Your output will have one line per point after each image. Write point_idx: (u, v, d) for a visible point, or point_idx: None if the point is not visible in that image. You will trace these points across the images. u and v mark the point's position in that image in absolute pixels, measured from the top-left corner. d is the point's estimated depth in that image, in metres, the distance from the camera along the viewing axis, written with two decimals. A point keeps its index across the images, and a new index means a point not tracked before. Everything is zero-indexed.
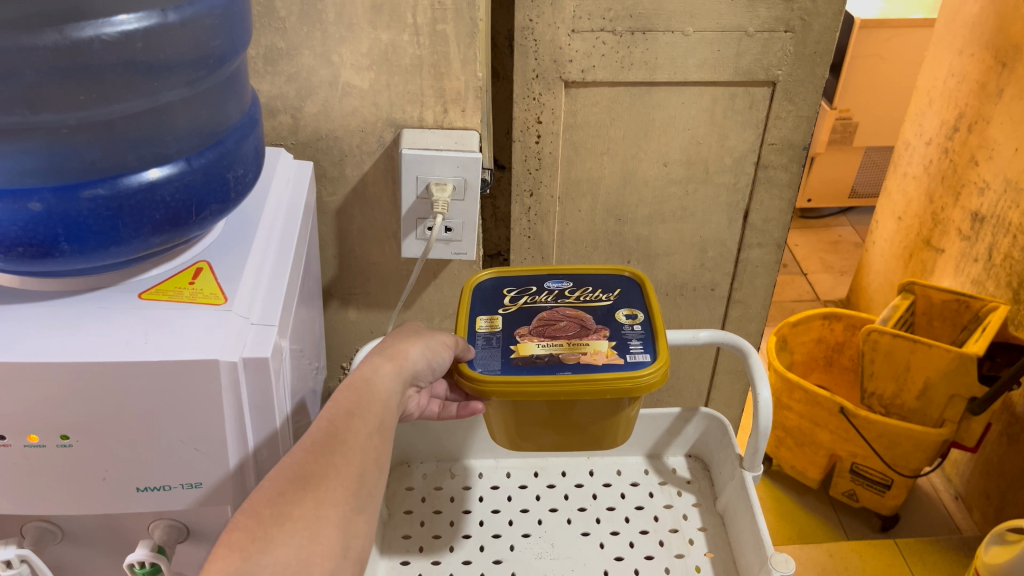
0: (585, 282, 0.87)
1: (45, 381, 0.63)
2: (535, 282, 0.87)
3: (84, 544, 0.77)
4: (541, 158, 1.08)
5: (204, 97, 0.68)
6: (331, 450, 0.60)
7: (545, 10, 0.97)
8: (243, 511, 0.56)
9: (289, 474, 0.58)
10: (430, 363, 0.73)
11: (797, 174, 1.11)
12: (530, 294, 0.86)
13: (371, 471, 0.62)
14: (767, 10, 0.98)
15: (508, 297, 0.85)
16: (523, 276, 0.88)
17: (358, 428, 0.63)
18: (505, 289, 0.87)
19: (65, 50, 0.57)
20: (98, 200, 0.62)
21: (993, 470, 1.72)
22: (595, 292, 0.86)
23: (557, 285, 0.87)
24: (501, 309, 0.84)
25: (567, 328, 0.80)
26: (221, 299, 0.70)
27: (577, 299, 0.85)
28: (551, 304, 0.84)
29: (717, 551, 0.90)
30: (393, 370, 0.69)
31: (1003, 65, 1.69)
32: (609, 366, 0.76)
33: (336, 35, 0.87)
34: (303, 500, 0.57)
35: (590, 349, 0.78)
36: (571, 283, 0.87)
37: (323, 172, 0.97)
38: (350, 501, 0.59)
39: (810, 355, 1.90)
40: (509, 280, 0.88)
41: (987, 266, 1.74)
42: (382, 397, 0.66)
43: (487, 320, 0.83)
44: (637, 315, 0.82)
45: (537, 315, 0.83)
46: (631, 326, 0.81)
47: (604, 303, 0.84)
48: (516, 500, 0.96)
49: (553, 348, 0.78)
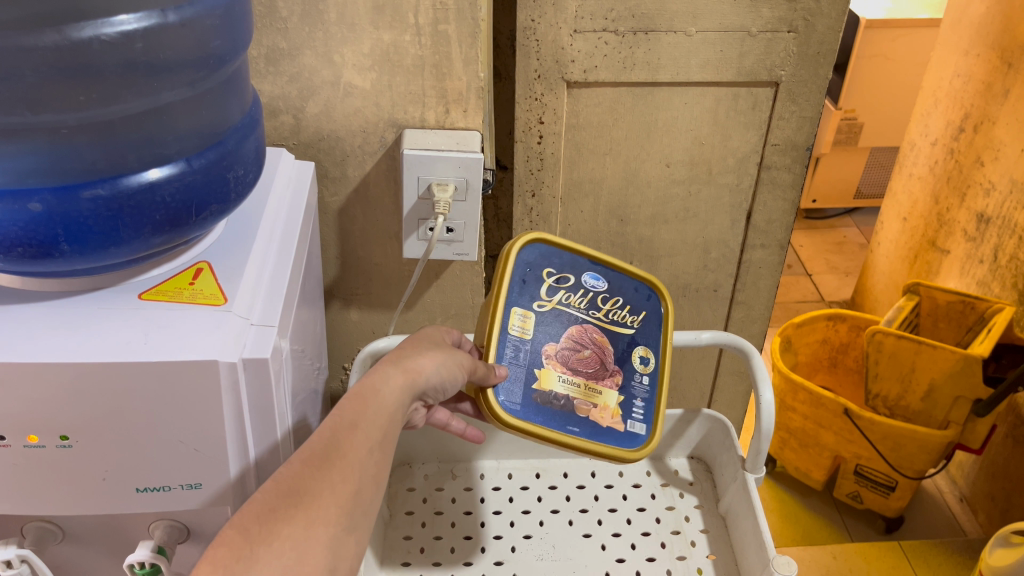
0: (619, 290, 0.84)
1: (45, 381, 0.63)
2: (575, 270, 0.83)
3: (85, 544, 0.77)
4: (544, 158, 1.08)
5: (205, 97, 0.68)
6: (329, 464, 0.60)
7: (548, 10, 0.96)
8: (231, 525, 0.56)
9: (282, 487, 0.58)
10: (442, 383, 0.72)
11: (801, 175, 1.11)
12: (566, 288, 0.82)
13: (367, 487, 0.62)
14: (770, 9, 0.97)
15: (546, 286, 0.81)
16: (567, 255, 0.83)
17: (359, 440, 0.62)
18: (545, 269, 0.82)
19: (65, 51, 0.57)
20: (98, 201, 0.62)
21: (998, 472, 1.71)
22: (625, 311, 0.83)
23: (593, 282, 0.83)
24: (536, 304, 0.80)
25: (590, 362, 0.80)
26: (221, 299, 0.70)
27: (606, 315, 0.82)
28: (580, 312, 0.82)
29: (719, 553, 0.90)
30: (402, 383, 0.68)
31: (1009, 65, 1.68)
32: (609, 431, 0.78)
33: (338, 35, 0.87)
34: (292, 518, 0.57)
35: (600, 401, 0.79)
36: (607, 284, 0.84)
37: (325, 173, 0.97)
38: (343, 520, 0.59)
39: (815, 356, 1.89)
40: (552, 255, 0.83)
41: (993, 266, 1.74)
42: (386, 411, 0.65)
43: (521, 318, 0.79)
44: (649, 360, 0.82)
45: (568, 330, 0.80)
46: (639, 377, 0.81)
47: (627, 331, 0.83)
48: (518, 501, 0.96)
49: (571, 389, 0.78)
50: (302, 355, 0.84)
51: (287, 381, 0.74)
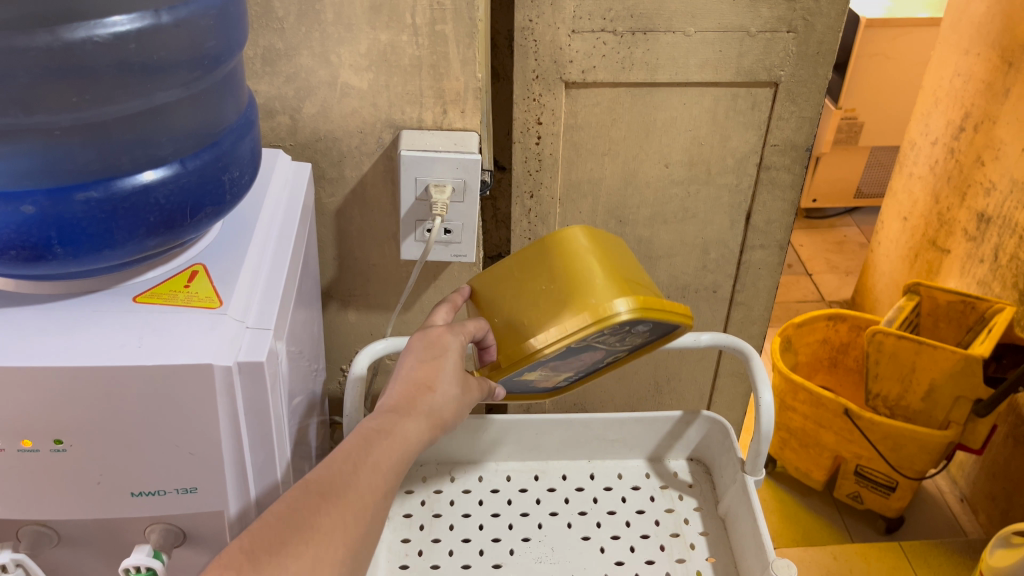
0: (652, 334, 0.77)
1: (38, 385, 0.63)
2: (642, 325, 0.74)
3: (80, 548, 0.76)
4: (542, 159, 1.07)
5: (200, 97, 0.68)
6: (344, 504, 0.60)
7: (546, 10, 0.96)
8: (241, 547, 0.55)
9: (295, 520, 0.58)
10: (452, 422, 0.73)
11: (800, 175, 1.11)
12: (613, 334, 0.74)
13: (374, 528, 0.62)
14: (769, 9, 0.97)
15: (598, 334, 0.73)
16: (651, 318, 0.73)
17: (377, 484, 0.63)
18: (616, 327, 0.72)
19: (58, 51, 0.56)
20: (92, 203, 0.62)
21: (999, 472, 1.70)
22: (640, 342, 0.78)
23: (643, 329, 0.75)
24: (574, 343, 0.73)
25: (576, 366, 0.79)
26: (216, 302, 0.69)
27: (621, 345, 0.78)
28: (605, 346, 0.76)
29: (719, 556, 0.89)
30: (427, 435, 0.69)
31: (1010, 64, 1.67)
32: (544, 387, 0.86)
33: (334, 36, 0.86)
34: (302, 553, 0.56)
35: (556, 380, 0.83)
36: (648, 330, 0.76)
37: (322, 174, 0.97)
38: (347, 563, 0.59)
39: (815, 356, 1.88)
40: (636, 317, 0.72)
41: (993, 266, 1.73)
42: (406, 458, 0.67)
43: (549, 346, 0.74)
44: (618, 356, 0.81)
45: (579, 352, 0.76)
46: (600, 361, 0.81)
47: (623, 350, 0.79)
48: (516, 504, 0.96)
49: (545, 376, 0.81)
50: (299, 356, 0.84)
51: (283, 385, 0.73)
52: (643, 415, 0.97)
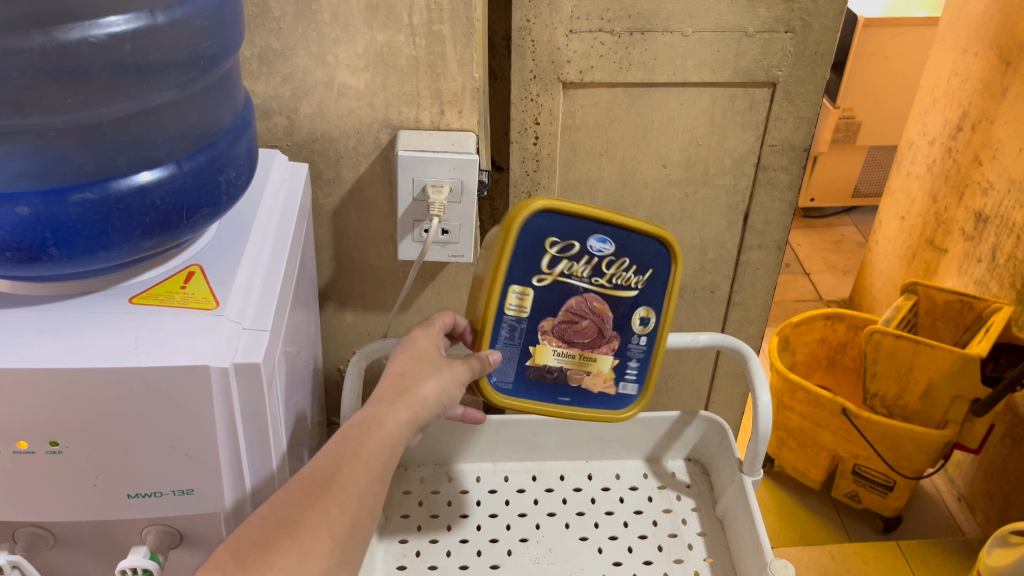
0: (628, 250, 0.76)
1: (33, 386, 0.62)
2: (581, 234, 0.74)
3: (76, 550, 0.76)
4: (539, 159, 1.07)
5: (195, 98, 0.67)
6: (328, 496, 0.60)
7: (543, 10, 0.96)
8: (224, 547, 0.56)
9: (279, 516, 0.58)
10: (446, 404, 0.72)
11: (798, 176, 1.10)
12: (569, 258, 0.74)
13: (364, 519, 0.62)
14: (767, 9, 0.97)
15: (548, 258, 0.74)
16: (573, 218, 0.73)
17: (361, 474, 0.63)
18: (549, 240, 0.73)
19: (52, 52, 0.56)
20: (87, 204, 0.62)
21: (996, 471, 1.70)
22: (630, 272, 0.77)
23: (600, 244, 0.74)
24: (536, 279, 0.74)
25: (586, 334, 0.79)
26: (213, 303, 0.69)
27: (609, 279, 0.76)
28: (582, 280, 0.75)
29: (717, 556, 0.89)
30: (409, 421, 0.68)
31: (1007, 64, 1.67)
32: (601, 395, 0.83)
33: (331, 36, 0.86)
34: (287, 548, 0.57)
35: (594, 367, 0.81)
36: (615, 246, 0.75)
37: (319, 174, 0.97)
38: (336, 554, 0.59)
39: (813, 356, 1.88)
40: (555, 221, 0.73)
41: (991, 265, 1.73)
42: (390, 447, 0.66)
43: (519, 292, 0.75)
44: (649, 322, 0.80)
45: (568, 301, 0.76)
46: (637, 339, 0.81)
47: (629, 294, 0.78)
48: (514, 504, 0.95)
49: (565, 361, 0.80)
50: (297, 357, 0.84)
51: (280, 387, 0.73)
52: (641, 416, 0.97)
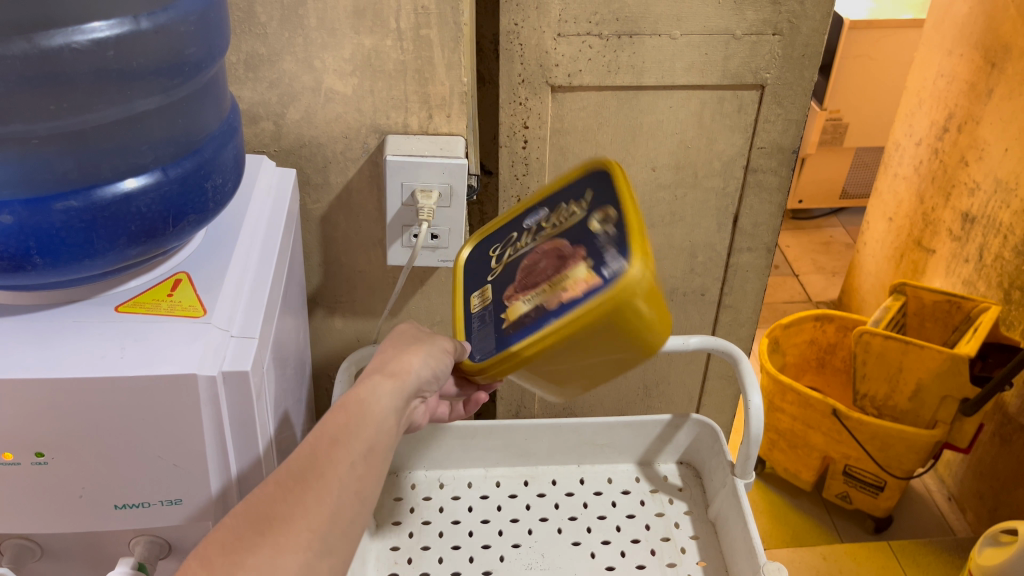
0: (559, 202, 0.81)
1: (17, 398, 0.61)
2: (516, 227, 0.85)
3: (62, 561, 0.75)
4: (529, 163, 1.07)
5: (181, 104, 0.67)
6: (303, 485, 0.59)
7: (531, 14, 0.95)
8: (196, 554, 0.55)
9: (251, 514, 0.57)
10: (434, 371, 0.73)
11: (787, 178, 1.11)
12: (512, 244, 0.83)
13: (351, 501, 0.61)
14: (755, 12, 0.97)
15: (495, 261, 0.84)
16: (504, 226, 0.87)
17: (340, 456, 0.61)
18: (490, 251, 0.86)
19: (35, 59, 0.55)
20: (71, 212, 0.61)
21: (986, 471, 1.71)
22: (570, 208, 0.79)
23: (535, 219, 0.83)
24: (489, 276, 0.83)
25: (546, 268, 0.75)
26: (200, 311, 0.68)
27: (554, 226, 0.79)
28: (529, 246, 0.80)
29: (710, 559, 0.89)
30: (393, 388, 0.68)
31: (993, 65, 1.68)
32: (584, 293, 0.68)
33: (318, 41, 0.86)
34: (260, 546, 0.56)
35: (570, 280, 0.71)
36: (547, 210, 0.82)
37: (307, 180, 0.96)
38: (315, 545, 0.58)
39: (802, 357, 1.89)
40: (492, 239, 0.87)
41: (979, 266, 1.74)
42: (375, 420, 0.65)
43: (480, 295, 0.83)
44: (609, 218, 0.73)
45: (519, 265, 0.79)
46: (603, 233, 0.72)
47: (576, 219, 0.77)
48: (506, 510, 0.95)
49: (537, 297, 0.74)
50: (286, 365, 0.83)
51: (270, 395, 0.72)
52: (634, 419, 0.97)
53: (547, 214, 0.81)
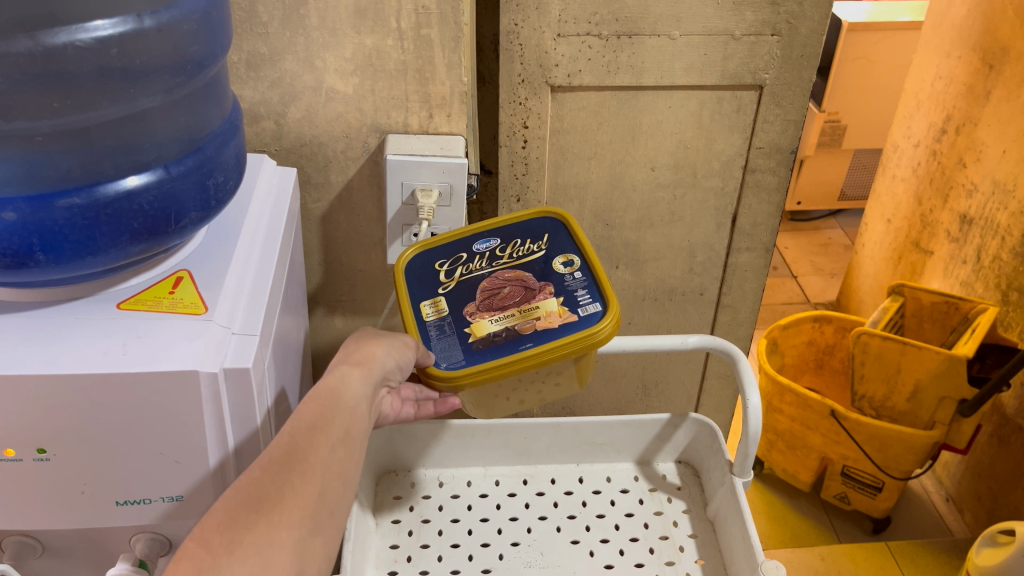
0: (513, 235, 0.86)
1: (21, 395, 0.62)
2: (463, 248, 0.86)
3: (64, 557, 0.75)
4: (528, 163, 1.08)
5: (184, 102, 0.67)
6: (290, 468, 0.60)
7: (531, 14, 0.96)
8: (192, 537, 0.56)
9: (242, 495, 0.58)
10: (398, 363, 0.74)
11: (785, 178, 1.11)
12: (462, 263, 0.84)
13: (334, 485, 0.63)
14: (754, 13, 0.97)
15: (446, 274, 0.84)
16: (448, 242, 0.86)
17: (320, 442, 0.63)
18: (436, 264, 0.85)
19: (39, 56, 0.56)
20: (74, 209, 0.61)
21: (984, 472, 1.72)
22: (526, 244, 0.85)
23: (486, 245, 0.86)
24: (441, 289, 0.83)
25: (513, 295, 0.80)
26: (202, 308, 0.68)
27: (511, 257, 0.84)
28: (487, 270, 0.83)
29: (708, 558, 0.89)
30: (361, 376, 0.70)
31: (991, 67, 1.69)
32: (560, 329, 0.77)
33: (319, 40, 0.86)
34: (256, 524, 0.57)
35: (542, 311, 0.79)
36: (499, 239, 0.86)
37: (307, 179, 0.96)
38: (307, 523, 0.60)
39: (801, 358, 1.89)
40: (435, 251, 0.86)
41: (977, 267, 1.75)
42: (349, 407, 0.67)
43: (432, 304, 0.82)
44: (573, 262, 0.83)
45: (478, 286, 0.82)
46: (571, 275, 0.82)
47: (538, 255, 0.84)
48: (505, 508, 0.95)
49: (507, 321, 0.79)
50: (286, 362, 0.83)
51: (269, 385, 0.72)
52: (633, 418, 0.97)
53: (499, 244, 0.85)
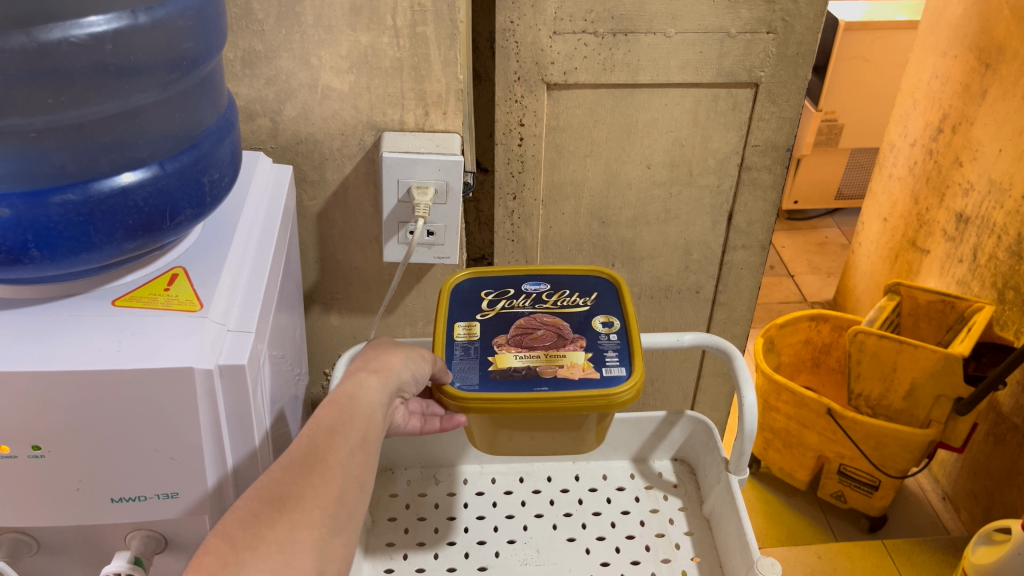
0: (564, 285, 0.88)
1: (13, 390, 0.62)
2: (513, 284, 0.88)
3: (60, 554, 0.75)
4: (524, 161, 1.08)
5: (179, 99, 0.67)
6: (310, 468, 0.61)
7: (527, 12, 0.96)
8: (215, 533, 0.56)
9: (264, 494, 0.58)
10: (414, 376, 0.74)
11: (781, 175, 1.11)
12: (507, 297, 0.86)
13: (352, 489, 0.63)
14: (749, 10, 0.97)
15: (488, 301, 0.86)
16: (501, 276, 0.89)
17: (339, 445, 0.63)
18: (482, 291, 0.87)
19: (33, 52, 0.56)
20: (69, 206, 0.61)
21: (980, 470, 1.72)
22: (573, 296, 0.86)
23: (534, 287, 0.88)
24: (479, 314, 0.84)
25: (544, 338, 0.81)
26: (198, 305, 0.68)
27: (554, 304, 0.85)
28: (527, 309, 0.85)
29: (704, 555, 0.89)
30: (378, 384, 0.70)
31: (987, 66, 1.69)
32: (579, 382, 0.76)
33: (315, 38, 0.86)
34: (278, 522, 0.57)
35: (567, 360, 0.78)
36: (549, 285, 0.88)
37: (303, 176, 0.96)
38: (327, 522, 0.60)
39: (797, 357, 1.90)
40: (486, 280, 0.88)
41: (973, 266, 1.75)
42: (365, 414, 0.67)
43: (466, 327, 0.83)
44: (613, 323, 0.83)
45: (516, 321, 0.83)
46: (606, 336, 0.81)
47: (581, 309, 0.85)
48: (501, 506, 0.95)
49: (531, 360, 0.78)
50: (282, 359, 0.83)
51: (266, 387, 0.72)
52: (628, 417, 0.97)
53: (549, 291, 0.87)
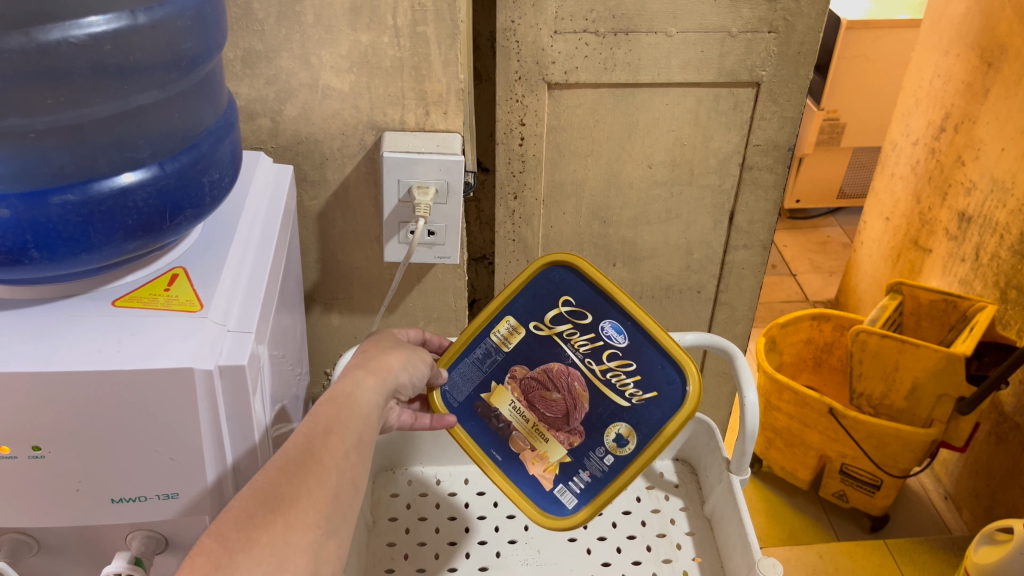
0: (637, 359, 0.79)
1: (13, 391, 0.62)
2: (599, 313, 0.80)
3: (60, 554, 0.75)
4: (525, 160, 1.08)
5: (178, 99, 0.67)
6: (305, 469, 0.60)
7: (527, 11, 0.96)
8: (208, 533, 0.56)
9: (260, 494, 0.58)
10: (412, 377, 0.75)
11: (782, 175, 1.11)
12: (578, 325, 0.80)
13: (347, 490, 0.62)
14: (750, 10, 0.97)
15: (554, 314, 0.81)
16: (597, 291, 0.81)
17: (334, 445, 0.63)
18: (564, 296, 0.81)
19: (32, 52, 0.56)
20: (68, 206, 0.61)
21: (982, 470, 1.72)
22: (628, 381, 0.79)
23: (612, 334, 0.80)
24: (534, 325, 0.81)
25: (553, 407, 0.80)
26: (198, 306, 0.68)
27: (602, 375, 0.79)
28: (575, 356, 0.80)
29: (706, 555, 0.89)
30: (374, 384, 0.69)
31: (990, 65, 1.69)
32: (528, 476, 0.81)
33: (315, 37, 0.86)
34: (272, 523, 0.57)
35: (542, 448, 0.80)
36: (627, 345, 0.79)
37: (304, 176, 0.96)
38: (322, 523, 0.60)
39: (799, 356, 1.89)
40: (582, 284, 0.81)
41: (975, 265, 1.75)
42: (361, 415, 0.66)
43: (511, 329, 0.82)
44: (622, 447, 0.79)
45: (551, 362, 0.80)
46: (603, 455, 0.79)
47: (619, 401, 0.79)
48: (503, 506, 0.95)
49: (517, 420, 0.81)
50: (283, 359, 0.83)
51: (265, 386, 0.72)
52: None
53: (616, 349, 0.79)
